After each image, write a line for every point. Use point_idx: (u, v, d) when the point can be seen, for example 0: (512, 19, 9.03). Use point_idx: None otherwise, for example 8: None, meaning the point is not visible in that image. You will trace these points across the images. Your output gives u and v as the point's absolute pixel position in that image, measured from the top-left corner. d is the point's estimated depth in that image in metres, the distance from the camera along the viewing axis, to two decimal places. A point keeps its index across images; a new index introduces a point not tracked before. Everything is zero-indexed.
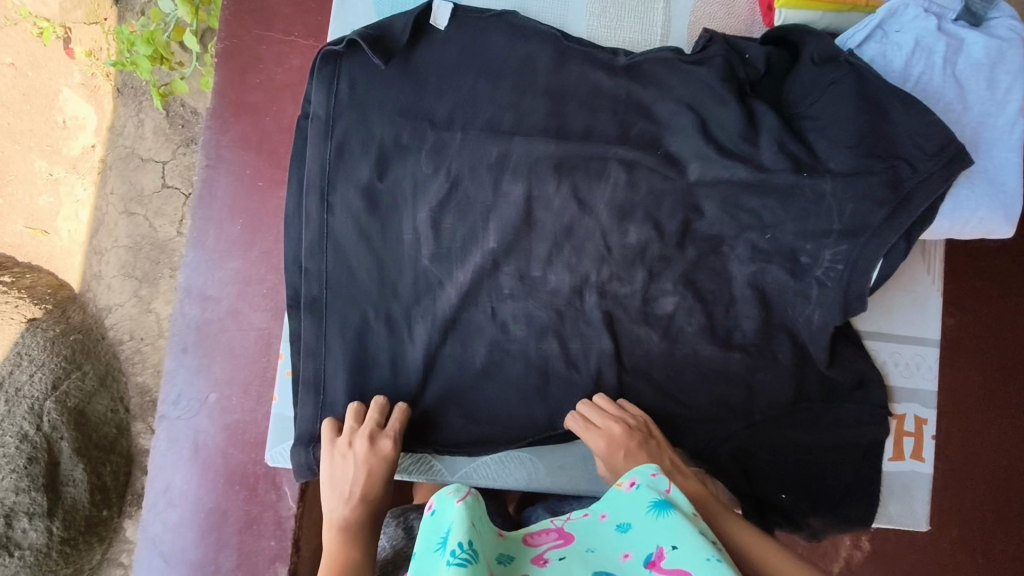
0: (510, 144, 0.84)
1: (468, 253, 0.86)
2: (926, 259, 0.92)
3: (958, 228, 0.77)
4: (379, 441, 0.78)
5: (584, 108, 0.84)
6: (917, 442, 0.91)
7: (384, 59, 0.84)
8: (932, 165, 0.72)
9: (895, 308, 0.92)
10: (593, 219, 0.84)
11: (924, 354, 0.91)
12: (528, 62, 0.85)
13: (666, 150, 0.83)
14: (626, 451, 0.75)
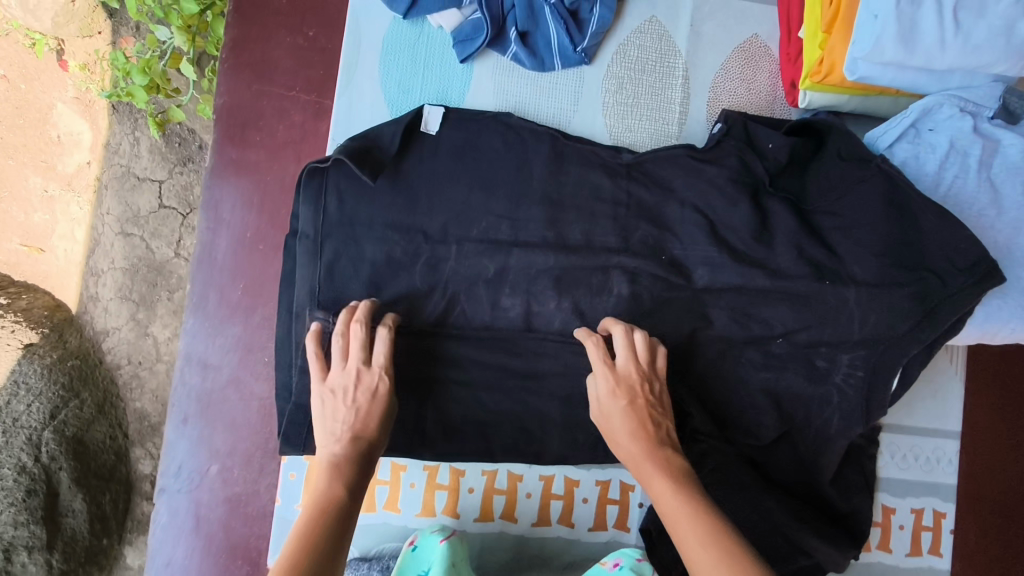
0: (508, 257, 0.80)
1: (464, 370, 0.80)
2: (949, 351, 0.91)
3: (987, 336, 0.76)
4: (368, 378, 0.71)
5: (583, 214, 0.81)
6: (936, 537, 0.89)
7: (373, 174, 0.79)
8: (963, 281, 0.71)
9: (918, 399, 0.90)
10: (605, 310, 0.80)
11: (946, 447, 0.90)
12: (541, 147, 0.83)
13: (684, 242, 0.80)
14: (624, 403, 0.68)
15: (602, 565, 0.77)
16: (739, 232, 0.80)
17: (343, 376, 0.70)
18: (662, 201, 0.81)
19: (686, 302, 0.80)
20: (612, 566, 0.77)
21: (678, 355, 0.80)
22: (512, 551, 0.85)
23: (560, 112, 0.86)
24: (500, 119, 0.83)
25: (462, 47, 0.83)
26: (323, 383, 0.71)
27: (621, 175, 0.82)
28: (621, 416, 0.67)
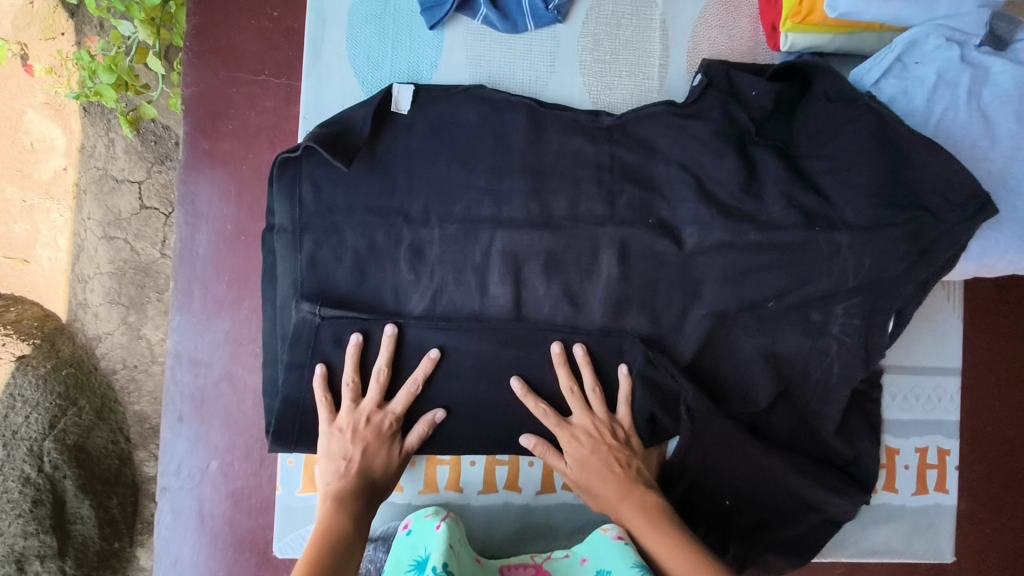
0: (493, 227, 0.79)
1: (459, 343, 0.79)
2: (945, 288, 0.90)
3: (984, 269, 0.75)
4: (376, 421, 0.76)
5: (567, 178, 0.80)
6: (940, 473, 0.89)
7: (346, 160, 0.77)
8: (954, 218, 0.70)
9: (917, 339, 0.89)
10: (596, 288, 0.79)
11: (947, 385, 0.89)
12: (519, 117, 0.80)
13: (672, 203, 0.79)
14: (591, 451, 0.76)
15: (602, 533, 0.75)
16: (726, 186, 0.78)
17: (352, 416, 0.76)
18: (645, 162, 0.80)
19: (678, 274, 0.78)
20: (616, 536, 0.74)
21: (672, 329, 0.79)
22: (518, 519, 0.85)
23: (537, 75, 0.83)
24: (474, 93, 0.81)
25: (432, 13, 0.81)
26: (332, 423, 0.76)
27: (602, 140, 0.80)
28: (591, 463, 0.76)
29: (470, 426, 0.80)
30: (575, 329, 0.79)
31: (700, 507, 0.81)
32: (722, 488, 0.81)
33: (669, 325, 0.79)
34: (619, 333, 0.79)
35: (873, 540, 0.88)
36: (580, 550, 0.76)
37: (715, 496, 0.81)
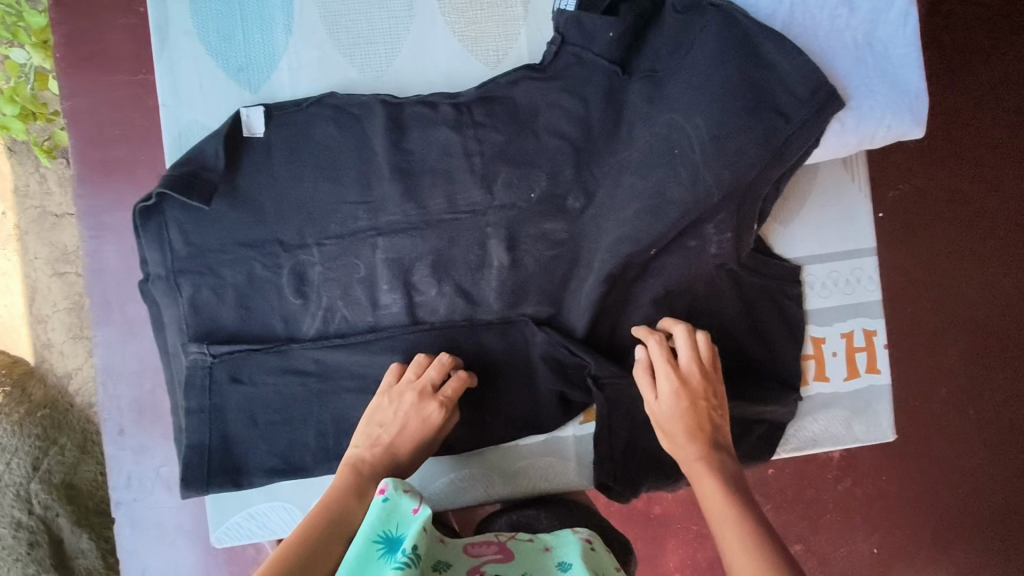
0: (373, 184, 0.79)
1: (360, 304, 0.79)
2: (850, 169, 0.89)
3: (866, 142, 0.73)
4: (427, 407, 0.74)
5: (433, 125, 0.80)
6: (869, 354, 0.89)
7: (206, 199, 0.76)
8: (806, 112, 0.70)
9: (827, 226, 0.88)
10: (488, 283, 0.81)
11: (864, 266, 0.89)
12: (376, 118, 0.79)
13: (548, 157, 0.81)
14: (688, 404, 0.74)
15: (572, 532, 0.72)
16: (597, 126, 0.80)
17: (407, 389, 0.74)
18: (516, 138, 0.81)
19: (570, 256, 0.82)
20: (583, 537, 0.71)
21: (568, 301, 0.82)
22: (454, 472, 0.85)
23: (397, 20, 0.81)
24: (327, 102, 0.79)
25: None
26: (392, 387, 0.76)
27: (467, 125, 0.80)
28: (681, 416, 0.73)
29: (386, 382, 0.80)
30: (475, 324, 0.81)
31: (640, 464, 0.84)
32: (661, 436, 0.84)
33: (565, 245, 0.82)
34: (518, 321, 0.81)
35: (811, 432, 0.89)
36: (545, 540, 0.71)
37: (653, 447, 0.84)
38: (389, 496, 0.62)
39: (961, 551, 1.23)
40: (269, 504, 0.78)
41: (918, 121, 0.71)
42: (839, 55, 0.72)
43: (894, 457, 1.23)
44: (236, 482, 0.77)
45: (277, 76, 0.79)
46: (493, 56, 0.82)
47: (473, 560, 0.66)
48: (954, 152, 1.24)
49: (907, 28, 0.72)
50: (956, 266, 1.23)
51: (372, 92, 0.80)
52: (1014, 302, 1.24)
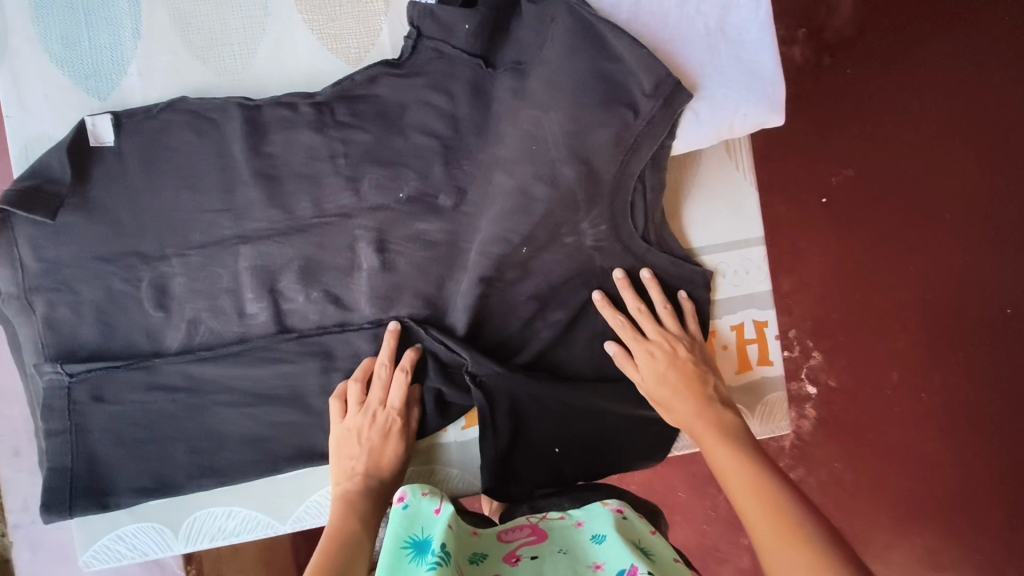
0: (232, 190, 0.75)
1: (225, 314, 0.76)
2: (733, 157, 0.88)
3: (725, 131, 0.73)
4: (384, 417, 0.74)
5: (291, 125, 0.75)
6: (761, 347, 0.87)
7: (53, 212, 0.73)
8: (652, 106, 0.70)
9: (712, 216, 0.87)
10: (360, 287, 0.78)
11: (753, 256, 0.87)
12: (234, 122, 0.75)
13: (414, 154, 0.77)
14: (666, 367, 0.77)
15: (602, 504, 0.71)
16: (464, 124, 0.78)
17: (362, 411, 0.74)
18: (384, 137, 0.77)
19: (446, 255, 0.79)
20: (614, 508, 0.70)
21: (445, 303, 0.80)
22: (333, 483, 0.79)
23: (250, 20, 0.78)
24: (179, 106, 0.75)
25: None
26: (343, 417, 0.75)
27: (330, 125, 0.76)
28: (665, 377, 0.77)
29: (257, 395, 0.76)
30: (347, 330, 0.77)
31: (527, 466, 0.81)
32: (548, 436, 0.81)
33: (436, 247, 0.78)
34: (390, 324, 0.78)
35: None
36: (576, 516, 0.70)
37: (541, 447, 0.81)
38: (408, 501, 0.65)
39: (916, 535, 1.22)
40: (138, 525, 0.76)
41: (774, 108, 0.72)
42: (691, 44, 0.73)
43: (846, 443, 1.24)
44: (103, 505, 0.75)
45: (128, 82, 0.77)
46: (354, 53, 0.80)
47: (509, 545, 0.66)
48: (895, 136, 1.22)
49: (759, 12, 0.73)
50: (903, 249, 1.22)
51: (225, 94, 0.77)
52: (964, 283, 1.20)
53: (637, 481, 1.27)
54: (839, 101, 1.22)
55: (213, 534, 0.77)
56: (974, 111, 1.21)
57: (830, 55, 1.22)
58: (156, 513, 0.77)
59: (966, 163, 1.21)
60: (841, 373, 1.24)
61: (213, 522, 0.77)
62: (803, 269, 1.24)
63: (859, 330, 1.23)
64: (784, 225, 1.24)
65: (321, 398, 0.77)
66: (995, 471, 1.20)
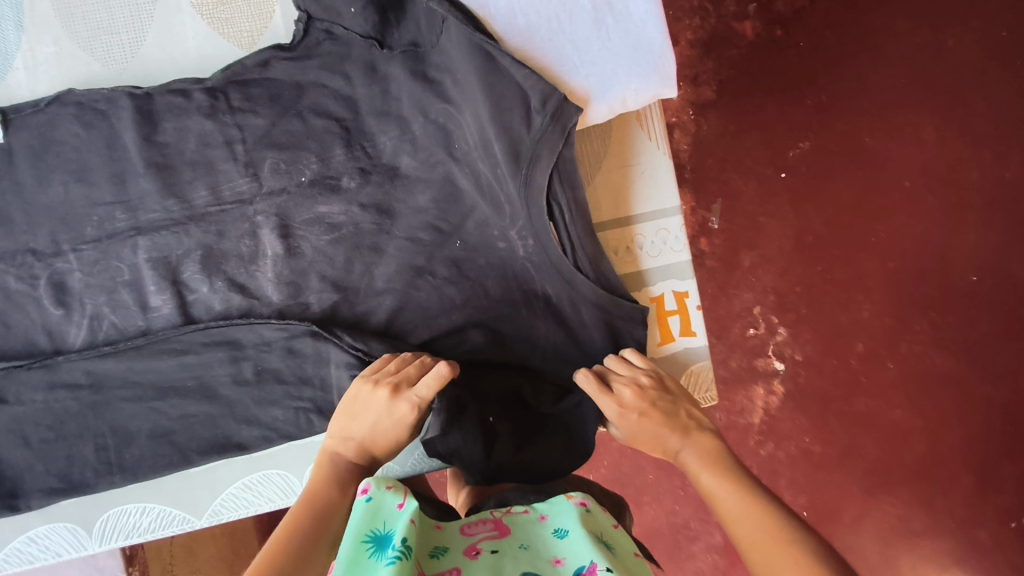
0: (127, 182, 0.75)
1: (129, 308, 0.76)
2: (645, 126, 0.86)
3: (619, 106, 0.72)
4: (400, 413, 0.64)
5: (185, 115, 0.76)
6: (682, 318, 0.85)
7: None
8: (542, 120, 0.69)
9: (625, 187, 0.85)
10: (264, 274, 0.77)
11: (669, 226, 0.85)
12: (123, 112, 0.75)
13: (312, 141, 0.77)
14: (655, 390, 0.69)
15: (567, 497, 0.67)
16: (364, 105, 0.77)
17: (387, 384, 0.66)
18: (279, 120, 0.77)
19: (352, 240, 0.78)
20: (578, 501, 0.66)
21: (356, 288, 0.78)
22: (243, 475, 0.77)
23: (138, 8, 0.78)
24: (68, 98, 0.75)
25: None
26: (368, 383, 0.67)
27: (223, 111, 0.76)
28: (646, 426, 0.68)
29: (164, 386, 0.75)
30: (252, 320, 0.76)
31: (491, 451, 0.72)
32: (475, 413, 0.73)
33: (344, 230, 0.78)
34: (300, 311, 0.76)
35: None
36: (541, 508, 0.67)
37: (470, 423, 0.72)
38: (372, 495, 0.56)
39: (890, 504, 1.21)
40: (49, 526, 0.76)
41: (665, 79, 0.71)
42: (577, 22, 0.73)
43: (815, 415, 1.22)
44: (11, 507, 0.73)
45: (13, 76, 0.77)
46: (246, 37, 0.79)
47: (469, 539, 0.62)
48: (849, 108, 1.20)
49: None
50: (863, 221, 1.20)
51: (111, 82, 0.78)
52: (920, 250, 1.20)
53: (607, 466, 1.21)
54: (795, 75, 1.20)
55: (128, 531, 0.77)
56: (924, 80, 1.19)
57: (782, 28, 1.20)
58: (66, 513, 0.76)
59: (918, 131, 1.20)
60: (806, 346, 1.21)
61: (132, 518, 0.77)
62: (764, 243, 1.21)
63: (826, 302, 1.21)
64: (744, 201, 1.21)
65: (231, 388, 0.76)
66: (960, 434, 1.20)
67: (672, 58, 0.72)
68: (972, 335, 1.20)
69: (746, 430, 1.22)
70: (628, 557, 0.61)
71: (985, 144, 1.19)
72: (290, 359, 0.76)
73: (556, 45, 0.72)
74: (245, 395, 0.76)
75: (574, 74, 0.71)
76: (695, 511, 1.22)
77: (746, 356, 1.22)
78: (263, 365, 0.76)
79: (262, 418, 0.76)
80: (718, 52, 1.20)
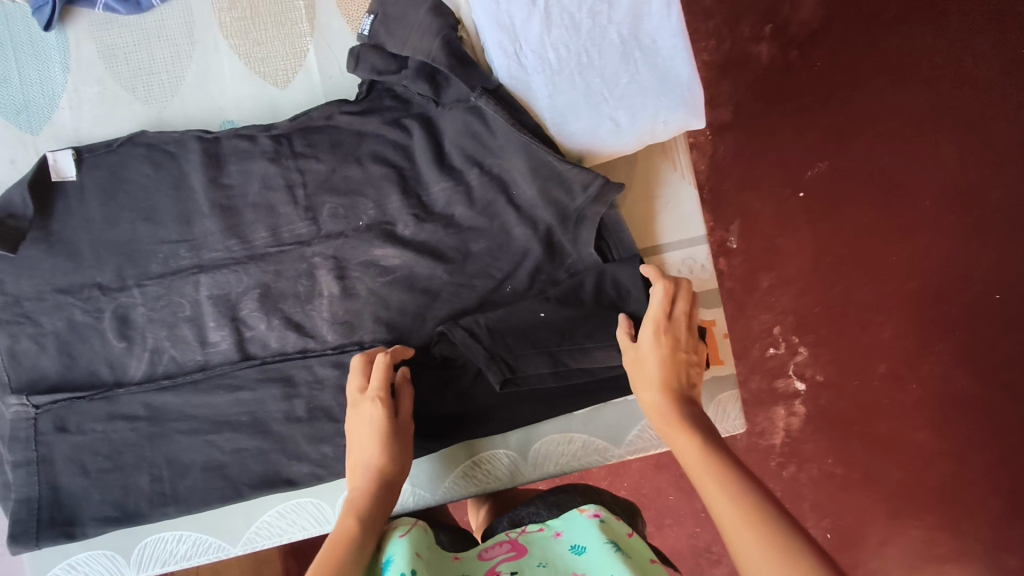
0: (191, 223, 0.78)
1: (186, 343, 0.78)
2: (670, 156, 0.85)
3: (646, 137, 0.70)
4: (364, 407, 0.68)
5: (247, 160, 0.79)
6: (709, 346, 0.85)
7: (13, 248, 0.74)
8: (584, 200, 0.72)
9: (652, 217, 0.84)
10: (320, 313, 0.80)
11: (696, 255, 0.85)
12: (192, 155, 0.78)
13: (375, 196, 0.80)
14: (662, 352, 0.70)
15: (579, 513, 0.70)
16: (420, 153, 0.79)
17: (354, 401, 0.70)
18: (339, 166, 0.79)
19: (405, 282, 0.80)
20: (591, 513, 0.69)
21: (407, 330, 0.80)
22: (275, 502, 0.79)
23: (179, 50, 0.80)
24: (139, 140, 0.78)
25: (41, 13, 0.77)
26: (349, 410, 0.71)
27: (287, 155, 0.79)
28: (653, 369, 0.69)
29: (218, 420, 0.78)
30: (307, 356, 0.79)
31: (597, 347, 0.76)
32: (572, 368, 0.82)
33: (396, 272, 0.80)
34: (353, 350, 0.79)
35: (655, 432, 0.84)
36: (555, 526, 0.70)
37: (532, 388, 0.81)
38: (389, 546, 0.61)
39: (914, 527, 1.23)
40: (88, 554, 0.77)
41: (693, 111, 0.69)
42: (603, 53, 0.69)
43: (841, 450, 1.22)
44: (69, 534, 0.75)
45: (59, 115, 0.79)
46: (282, 75, 0.81)
47: (489, 563, 0.65)
48: (865, 135, 1.22)
49: (672, 18, 0.69)
50: (883, 241, 1.22)
51: (162, 124, 0.80)
52: (944, 271, 1.23)
53: (626, 487, 1.22)
54: (813, 94, 1.22)
55: (165, 558, 0.78)
56: (939, 107, 1.22)
57: (798, 50, 1.22)
58: (107, 541, 0.78)
59: (935, 153, 1.22)
60: (827, 367, 1.23)
61: (169, 548, 0.78)
62: (784, 264, 1.22)
63: (849, 334, 1.22)
64: (763, 221, 1.22)
65: (279, 421, 0.78)
66: (984, 456, 1.22)
67: (700, 88, 0.69)
68: (997, 356, 1.22)
69: (766, 451, 1.23)
70: (646, 563, 0.63)
71: (1004, 165, 1.23)
72: (341, 397, 0.79)
73: (583, 80, 0.69)
74: (296, 432, 0.78)
75: (601, 111, 0.69)
76: (716, 535, 1.23)
77: (765, 377, 1.23)
78: (315, 403, 0.78)
79: (311, 454, 0.78)
80: (735, 76, 1.22)
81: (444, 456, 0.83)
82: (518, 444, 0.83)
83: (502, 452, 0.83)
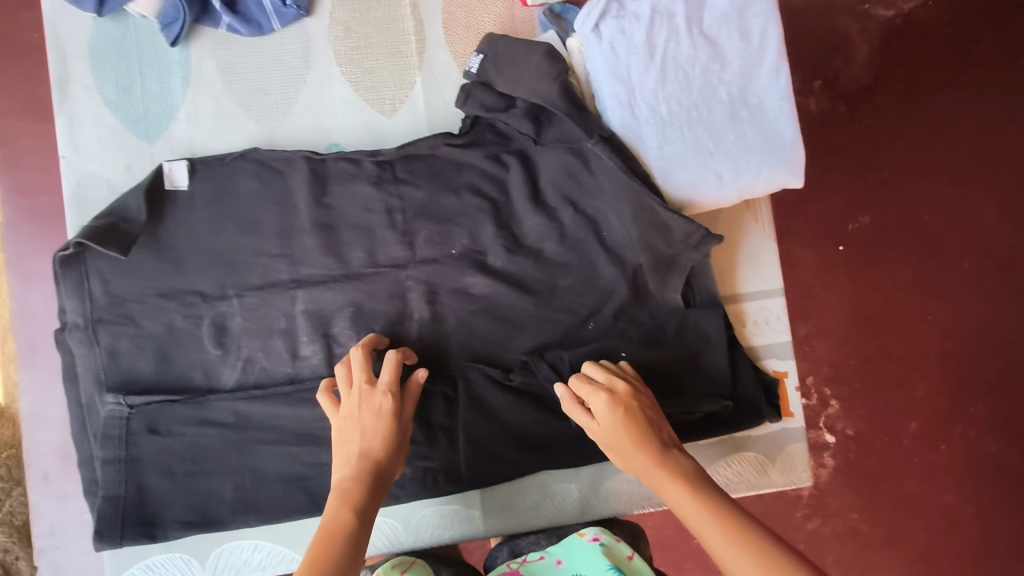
0: (292, 239, 0.81)
1: (275, 354, 0.80)
2: (753, 210, 0.87)
3: (747, 193, 0.72)
4: (374, 400, 0.67)
5: (352, 183, 0.82)
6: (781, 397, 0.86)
7: (125, 250, 0.77)
8: (681, 246, 0.74)
9: (732, 268, 0.87)
10: (408, 336, 0.81)
11: (774, 307, 0.87)
12: (299, 174, 0.81)
13: (470, 228, 0.82)
14: (623, 412, 0.65)
15: (577, 538, 0.75)
16: (516, 189, 0.82)
17: (354, 395, 0.68)
18: (437, 195, 0.82)
19: (492, 311, 0.82)
20: (591, 538, 0.74)
21: (490, 358, 0.82)
22: None
23: (294, 74, 0.84)
24: (250, 156, 0.81)
25: (169, 30, 0.81)
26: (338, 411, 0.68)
27: (388, 181, 0.82)
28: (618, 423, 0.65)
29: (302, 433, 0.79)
30: None
31: (674, 406, 0.76)
32: None
33: (483, 300, 0.82)
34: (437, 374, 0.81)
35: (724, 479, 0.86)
36: (556, 552, 0.75)
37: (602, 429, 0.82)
38: None
39: None
40: (167, 556, 0.80)
41: (793, 171, 0.71)
42: (711, 109, 0.72)
43: None
44: (150, 536, 0.77)
45: (175, 126, 0.83)
46: (389, 104, 0.85)
47: None
48: None
49: (780, 80, 0.72)
50: None
51: (272, 142, 0.83)
52: None
53: None
54: None
55: (239, 566, 0.80)
56: None
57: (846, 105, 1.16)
58: (185, 545, 0.80)
59: None
60: None
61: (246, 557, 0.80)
62: None
63: None
64: None
65: None
66: None
67: (802, 150, 0.71)
68: None
69: None
70: None
71: None
72: (421, 420, 0.80)
73: (691, 133, 0.72)
74: None
75: (706, 165, 0.71)
76: None
77: None
78: None
79: None
80: None
81: (516, 485, 0.84)
82: (590, 480, 0.85)
83: (573, 487, 0.84)
